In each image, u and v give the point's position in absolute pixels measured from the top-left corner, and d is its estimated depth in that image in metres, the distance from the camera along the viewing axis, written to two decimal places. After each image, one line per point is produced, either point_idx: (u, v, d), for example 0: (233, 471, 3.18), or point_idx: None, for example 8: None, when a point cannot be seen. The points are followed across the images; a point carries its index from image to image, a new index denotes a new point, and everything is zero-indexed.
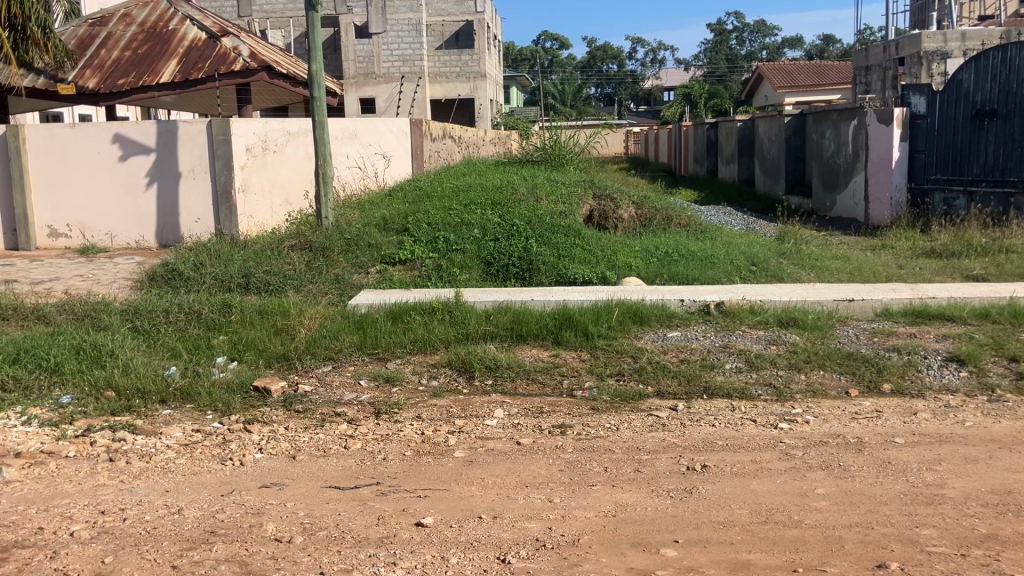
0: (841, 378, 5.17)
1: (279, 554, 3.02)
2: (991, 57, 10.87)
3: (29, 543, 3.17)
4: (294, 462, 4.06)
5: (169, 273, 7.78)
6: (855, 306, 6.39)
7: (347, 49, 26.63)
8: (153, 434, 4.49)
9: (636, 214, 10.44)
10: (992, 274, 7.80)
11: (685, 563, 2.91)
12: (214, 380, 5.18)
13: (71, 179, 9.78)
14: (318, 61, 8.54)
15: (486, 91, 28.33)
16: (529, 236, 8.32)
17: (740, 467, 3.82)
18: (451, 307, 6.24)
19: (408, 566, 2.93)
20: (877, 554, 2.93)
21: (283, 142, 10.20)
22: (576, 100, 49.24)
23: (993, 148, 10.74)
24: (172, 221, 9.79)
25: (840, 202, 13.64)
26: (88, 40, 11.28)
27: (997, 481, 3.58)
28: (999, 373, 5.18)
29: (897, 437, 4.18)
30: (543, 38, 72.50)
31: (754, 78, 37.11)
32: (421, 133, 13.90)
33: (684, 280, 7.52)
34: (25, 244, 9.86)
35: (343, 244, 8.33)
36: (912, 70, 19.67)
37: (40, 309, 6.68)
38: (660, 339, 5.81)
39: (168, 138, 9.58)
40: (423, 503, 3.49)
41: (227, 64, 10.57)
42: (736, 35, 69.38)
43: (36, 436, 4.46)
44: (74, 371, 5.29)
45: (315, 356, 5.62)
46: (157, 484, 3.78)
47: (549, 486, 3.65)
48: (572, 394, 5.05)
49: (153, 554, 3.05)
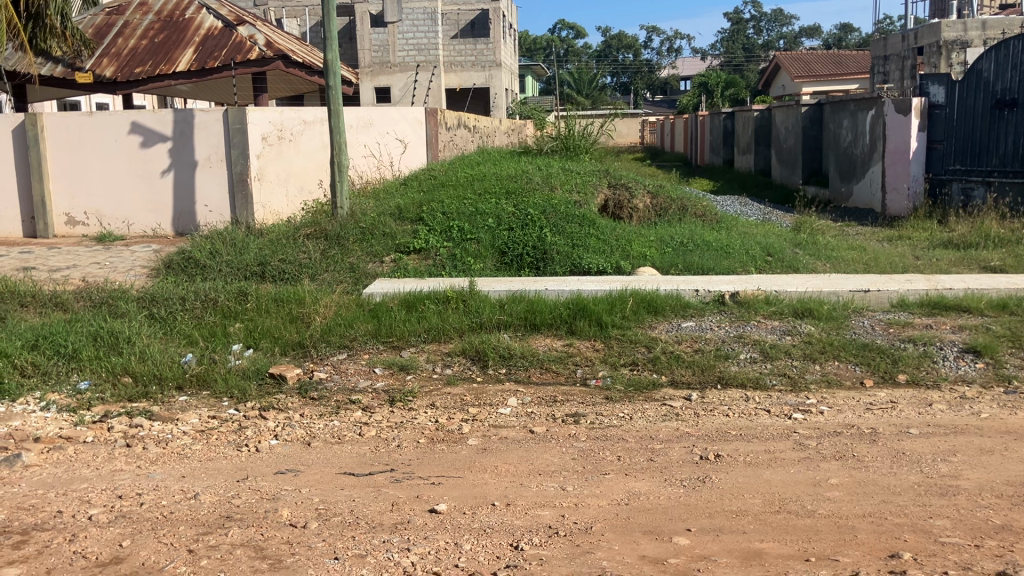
0: (856, 369, 5.14)
1: (294, 540, 3.04)
2: (1011, 46, 10.78)
3: (49, 526, 3.21)
4: (309, 449, 4.09)
5: (185, 261, 7.82)
6: (870, 297, 6.36)
7: (363, 38, 26.76)
8: (169, 421, 4.53)
9: (651, 204, 10.42)
10: (1010, 265, 7.74)
11: (698, 551, 2.92)
12: (230, 367, 5.20)
13: (88, 167, 9.84)
14: (335, 50, 8.54)
15: (502, 80, 28.16)
16: (543, 225, 8.32)
17: (753, 457, 3.82)
18: (465, 296, 6.25)
19: (421, 551, 2.95)
20: (890, 545, 2.93)
21: (298, 131, 10.20)
22: (591, 88, 49.07)
23: (1012, 139, 10.64)
24: (188, 209, 9.84)
25: (857, 192, 13.57)
26: (105, 29, 11.33)
27: (1014, 472, 3.56)
28: (1016, 365, 5.15)
29: (911, 429, 4.16)
30: (560, 27, 72.41)
31: (771, 68, 36.91)
32: (436, 123, 13.92)
33: (699, 270, 7.50)
34: (42, 231, 9.93)
35: (358, 232, 8.37)
36: (931, 60, 19.54)
37: (58, 296, 6.75)
38: (674, 329, 5.80)
39: (184, 127, 9.64)
40: (437, 490, 3.51)
41: (243, 52, 10.60)
42: (753, 24, 69.04)
43: (54, 422, 4.51)
44: (92, 357, 5.33)
45: (330, 344, 5.66)
46: (173, 470, 3.81)
47: (562, 474, 3.66)
48: (585, 383, 5.06)
49: (169, 538, 3.08)
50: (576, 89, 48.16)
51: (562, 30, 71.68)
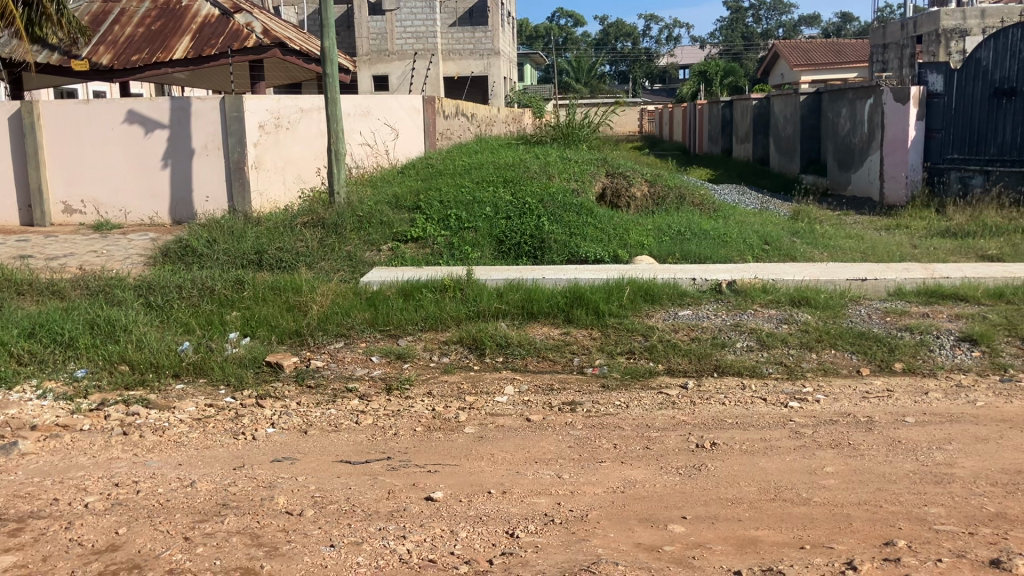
0: (852, 358, 5.15)
1: (290, 527, 3.05)
2: (1010, 34, 10.74)
3: (45, 514, 3.21)
4: (306, 436, 4.09)
5: (182, 249, 7.83)
6: (867, 286, 6.37)
7: (360, 25, 26.58)
8: (166, 408, 4.54)
9: (649, 193, 10.42)
10: (1007, 254, 7.74)
11: (693, 538, 2.93)
12: (227, 355, 5.20)
13: (85, 156, 9.82)
14: (331, 37, 8.48)
15: (500, 67, 28.10)
16: (541, 214, 8.30)
17: (749, 445, 3.83)
18: (462, 285, 6.25)
19: (417, 539, 2.95)
20: (886, 532, 2.94)
21: (295, 119, 10.20)
22: (590, 76, 48.99)
23: (1010, 127, 10.65)
24: (185, 197, 9.82)
25: (855, 181, 13.55)
26: (102, 16, 11.29)
27: (1009, 460, 3.57)
28: (1013, 354, 5.16)
29: (906, 417, 4.16)
30: (559, 16, 72.20)
31: (770, 57, 36.85)
32: (434, 111, 13.89)
33: (696, 258, 7.50)
34: (39, 220, 9.91)
35: (356, 221, 8.36)
36: (930, 48, 19.53)
37: (55, 284, 6.74)
38: (671, 317, 5.80)
39: (181, 115, 9.61)
40: (433, 478, 3.51)
41: (239, 40, 10.56)
42: (752, 12, 69.04)
43: (51, 409, 4.51)
44: (89, 345, 5.33)
45: (327, 332, 5.66)
46: (170, 458, 3.82)
47: (558, 462, 3.67)
48: (582, 371, 5.07)
49: (166, 525, 3.08)
50: (575, 77, 48.01)
51: (561, 18, 71.49)
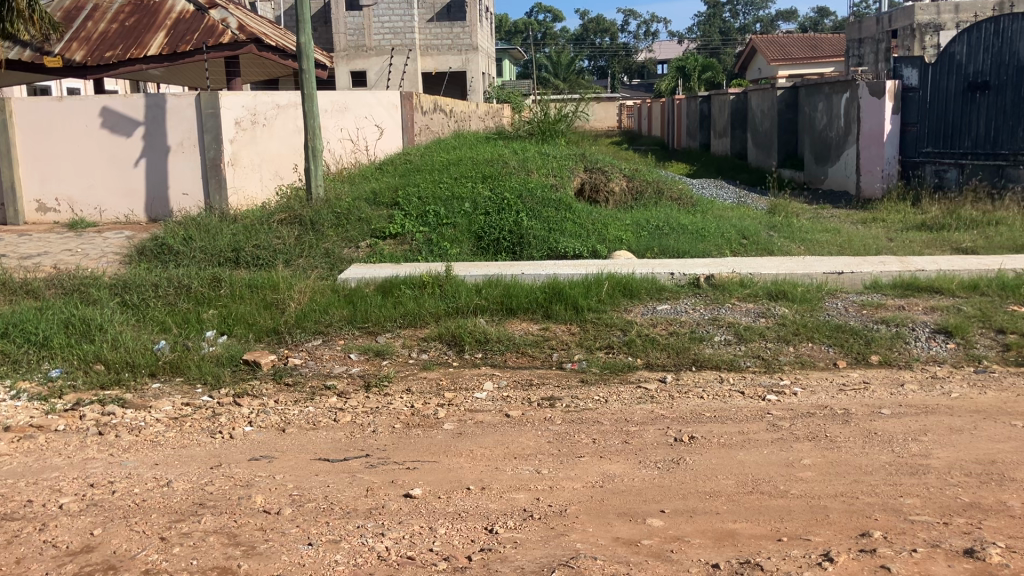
0: (829, 351, 5.19)
1: (268, 526, 3.03)
2: (984, 29, 10.86)
3: (18, 516, 3.17)
4: (283, 435, 4.06)
5: (158, 247, 7.75)
6: (844, 279, 6.40)
7: (338, 21, 26.42)
8: (142, 408, 4.50)
9: (628, 187, 10.46)
10: (981, 246, 7.83)
11: (671, 532, 2.94)
12: (204, 354, 5.17)
13: (59, 153, 9.72)
14: (308, 33, 8.41)
15: (478, 64, 28.04)
16: (519, 210, 8.29)
17: (727, 438, 3.84)
18: (441, 282, 6.21)
19: (396, 536, 2.95)
20: (861, 524, 2.96)
21: (272, 115, 10.05)
22: (569, 71, 48.90)
23: (984, 121, 10.75)
24: (161, 195, 9.74)
25: (832, 174, 13.61)
26: (75, 12, 11.17)
27: (982, 450, 3.61)
28: (986, 345, 5.22)
29: (883, 408, 4.20)
30: (537, 11, 72.10)
31: (748, 52, 37.03)
32: (412, 108, 13.81)
33: (675, 253, 7.51)
34: (13, 218, 9.80)
35: (333, 218, 8.31)
36: (905, 43, 19.71)
37: (29, 284, 6.65)
38: (649, 312, 5.81)
39: (156, 112, 9.53)
40: (412, 475, 3.50)
41: (215, 36, 10.44)
42: (729, 8, 69.35)
43: (25, 410, 4.46)
44: (63, 345, 5.28)
45: (305, 330, 5.62)
46: (146, 457, 3.79)
47: (536, 458, 3.66)
48: (561, 367, 5.07)
49: (142, 526, 3.06)
50: (554, 72, 47.93)
51: (539, 14, 71.33)
